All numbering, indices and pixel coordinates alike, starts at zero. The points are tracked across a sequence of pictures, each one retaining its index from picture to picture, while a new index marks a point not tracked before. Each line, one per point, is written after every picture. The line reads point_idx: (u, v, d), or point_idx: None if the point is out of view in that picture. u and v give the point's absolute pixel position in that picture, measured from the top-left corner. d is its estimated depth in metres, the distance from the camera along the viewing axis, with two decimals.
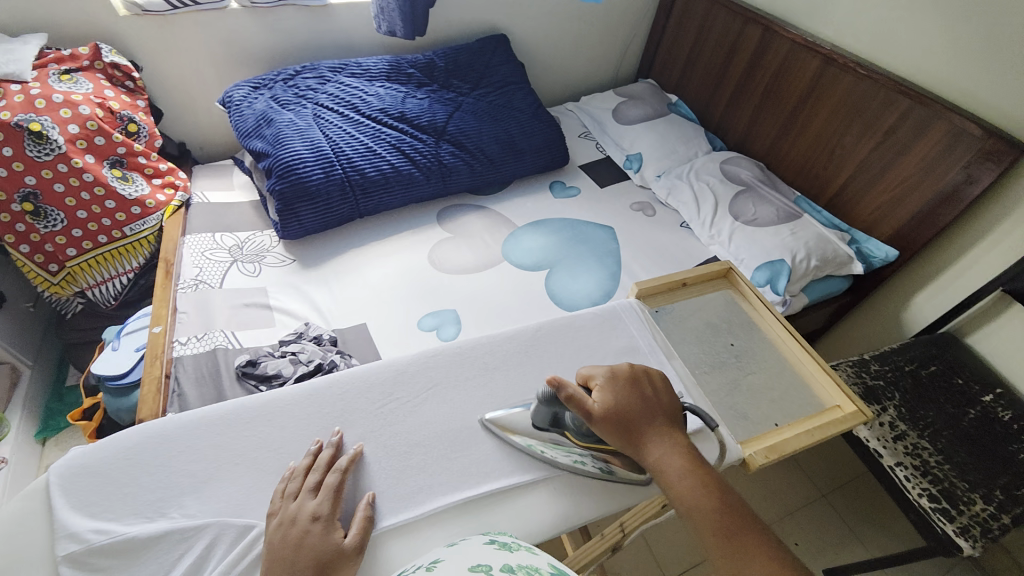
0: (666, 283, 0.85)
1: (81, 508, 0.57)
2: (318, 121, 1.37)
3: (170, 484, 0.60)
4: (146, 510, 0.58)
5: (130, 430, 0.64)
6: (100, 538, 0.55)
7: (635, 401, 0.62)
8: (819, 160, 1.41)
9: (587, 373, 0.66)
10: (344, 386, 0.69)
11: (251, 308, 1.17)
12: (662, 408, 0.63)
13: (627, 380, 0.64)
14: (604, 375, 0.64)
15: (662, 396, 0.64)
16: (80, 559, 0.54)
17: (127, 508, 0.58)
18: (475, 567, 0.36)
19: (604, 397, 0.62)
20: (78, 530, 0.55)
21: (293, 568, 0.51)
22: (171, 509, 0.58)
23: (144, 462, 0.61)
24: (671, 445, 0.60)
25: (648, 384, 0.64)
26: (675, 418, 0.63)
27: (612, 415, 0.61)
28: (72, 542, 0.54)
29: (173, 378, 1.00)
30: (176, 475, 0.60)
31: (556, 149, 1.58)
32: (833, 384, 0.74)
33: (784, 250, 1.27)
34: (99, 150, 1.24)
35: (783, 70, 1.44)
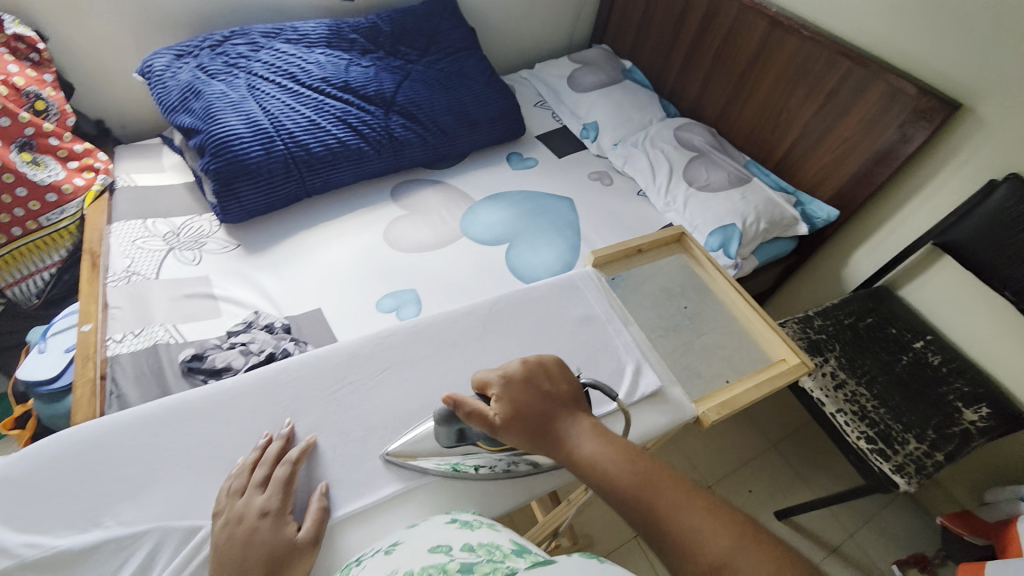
0: (621, 251, 0.85)
1: (15, 521, 0.53)
2: (253, 92, 1.27)
3: (109, 488, 0.56)
4: (78, 521, 0.54)
5: (55, 437, 0.59)
6: (32, 553, 0.51)
7: (536, 399, 0.59)
8: (767, 124, 1.44)
9: (482, 379, 0.61)
10: (296, 373, 0.66)
11: (193, 298, 1.09)
12: (564, 398, 0.60)
13: (523, 378, 0.60)
14: (498, 381, 0.60)
15: (561, 386, 0.61)
16: None
17: (59, 519, 0.54)
18: (435, 548, 0.36)
19: (503, 406, 0.58)
20: (11, 547, 0.52)
21: (240, 567, 0.49)
22: (106, 518, 0.54)
23: (78, 469, 0.57)
24: (581, 433, 0.57)
25: (545, 376, 0.61)
26: (578, 403, 0.61)
27: (515, 420, 0.57)
28: (2, 559, 0.51)
29: (109, 378, 0.93)
30: (115, 479, 0.56)
31: (511, 119, 1.53)
32: (780, 340, 0.78)
33: (734, 214, 1.30)
34: (3, 132, 1.11)
35: (732, 33, 1.45)
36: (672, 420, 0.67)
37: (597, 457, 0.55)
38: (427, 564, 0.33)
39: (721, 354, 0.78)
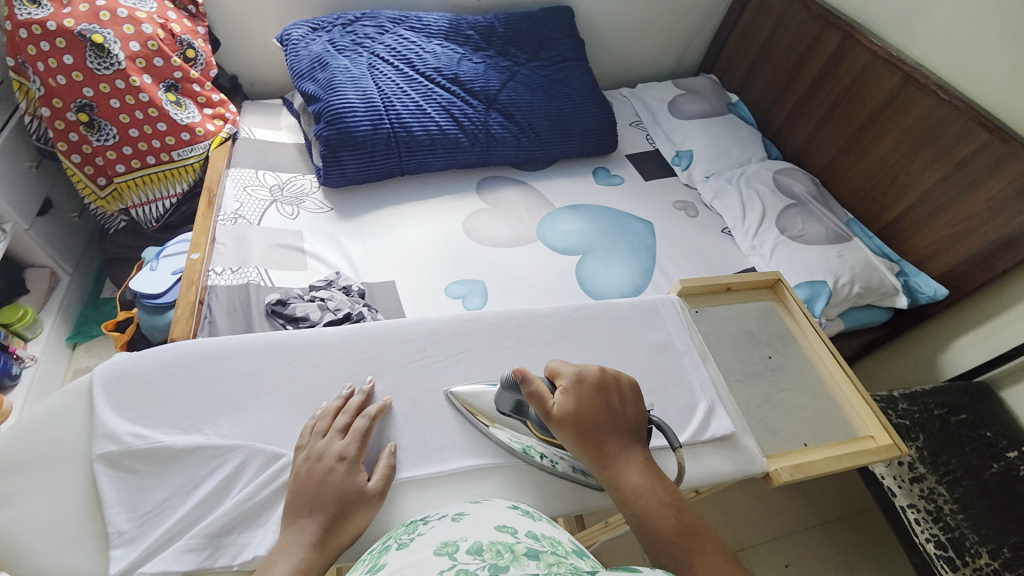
0: (711, 286, 0.83)
1: (120, 411, 0.60)
2: (372, 71, 1.35)
3: (206, 402, 0.62)
4: (180, 424, 0.60)
5: (166, 347, 0.66)
6: (135, 443, 0.58)
7: (599, 410, 0.59)
8: (880, 184, 1.34)
9: (557, 369, 0.63)
10: (378, 337, 0.70)
11: (286, 249, 1.18)
12: (627, 419, 0.60)
13: (594, 386, 0.61)
14: (571, 377, 0.62)
15: (628, 410, 0.61)
16: (114, 459, 0.57)
17: (162, 419, 0.61)
18: (501, 527, 0.35)
19: (565, 400, 0.60)
20: (115, 432, 0.58)
21: (314, 503, 0.54)
22: (205, 426, 0.61)
23: (183, 379, 0.63)
24: (630, 453, 0.58)
25: (617, 394, 0.61)
26: (638, 431, 0.60)
27: (572, 420, 0.59)
28: (109, 442, 0.57)
29: (206, 305, 1.03)
30: (211, 395, 0.63)
31: (606, 134, 1.53)
32: (870, 417, 0.73)
33: (826, 272, 1.23)
34: (156, 71, 1.25)
35: (857, 83, 1.36)
36: (739, 469, 0.66)
37: (634, 481, 0.56)
38: (497, 540, 0.33)
39: (798, 413, 0.74)
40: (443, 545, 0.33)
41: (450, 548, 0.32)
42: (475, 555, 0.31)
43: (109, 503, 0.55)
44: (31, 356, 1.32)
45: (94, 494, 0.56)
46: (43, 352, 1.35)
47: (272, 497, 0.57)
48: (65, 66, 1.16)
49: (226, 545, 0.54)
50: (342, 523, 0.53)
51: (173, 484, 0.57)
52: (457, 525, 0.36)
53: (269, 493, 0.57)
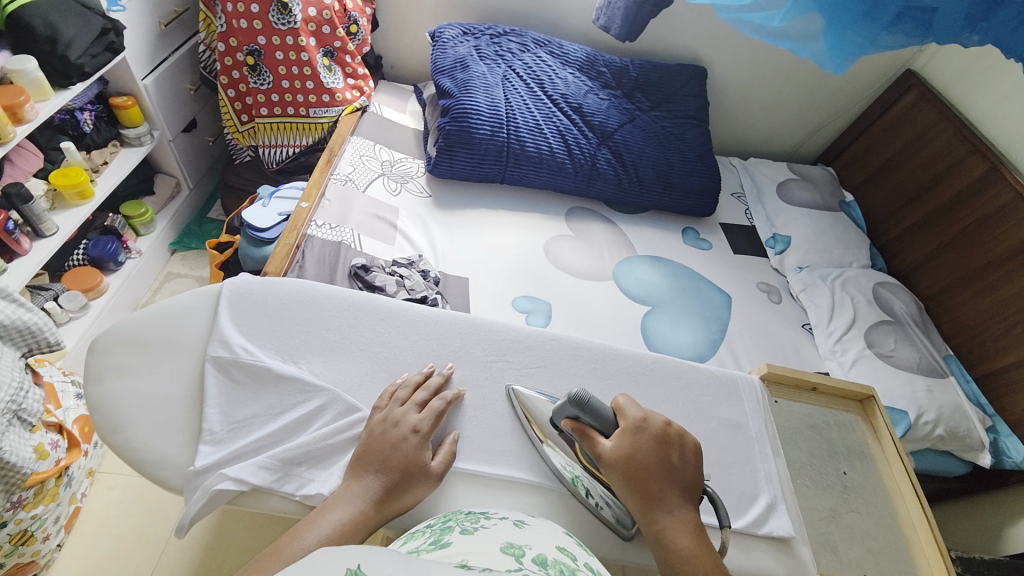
0: (794, 380, 0.80)
1: (237, 326, 0.69)
2: (505, 83, 1.43)
3: (306, 340, 0.69)
4: (282, 352, 0.68)
5: (287, 280, 0.74)
6: (242, 356, 0.66)
7: (655, 460, 0.61)
8: (992, 329, 1.23)
9: (621, 407, 0.65)
10: (465, 328, 0.75)
11: (381, 221, 1.26)
12: (676, 476, 0.61)
13: (656, 435, 0.63)
14: (634, 422, 0.63)
15: (687, 468, 0.63)
16: (223, 364, 0.65)
17: (268, 343, 0.68)
18: (562, 548, 0.45)
19: (619, 444, 0.62)
20: (231, 341, 0.66)
21: (383, 463, 0.59)
22: (300, 360, 0.68)
23: (292, 314, 0.71)
24: (680, 509, 0.60)
25: (679, 451, 0.63)
26: (694, 492, 0.62)
27: (621, 463, 0.61)
28: (222, 349, 0.66)
29: (300, 251, 1.11)
30: (313, 335, 0.70)
31: (707, 198, 1.51)
32: (939, 565, 0.68)
33: (909, 402, 1.14)
34: (322, 37, 1.40)
35: (993, 218, 1.26)
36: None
37: (683, 534, 0.58)
38: (560, 560, 0.43)
39: (851, 537, 0.70)
40: (510, 545, 0.43)
41: (515, 551, 0.42)
42: (540, 566, 0.40)
43: (209, 402, 0.63)
44: (137, 250, 1.47)
45: (200, 389, 0.65)
46: (148, 248, 1.50)
47: (341, 445, 0.63)
48: (249, 14, 1.31)
49: (293, 475, 0.60)
50: (401, 492, 0.58)
51: (264, 404, 0.64)
52: (518, 531, 0.47)
53: (341, 440, 0.63)
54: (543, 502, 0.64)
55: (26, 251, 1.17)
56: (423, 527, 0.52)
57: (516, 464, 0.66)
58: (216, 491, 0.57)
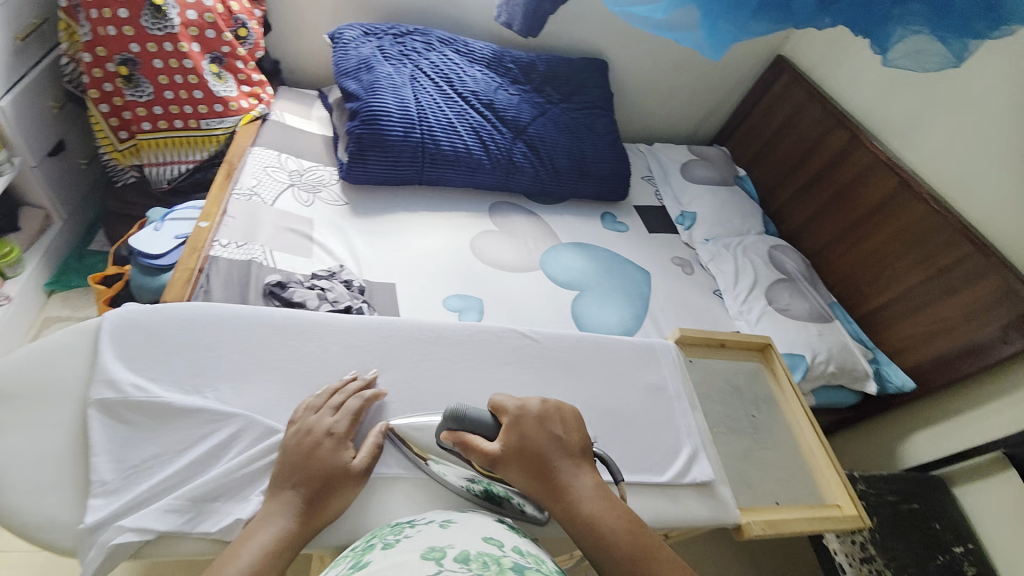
0: (706, 339, 0.87)
1: (124, 360, 0.63)
2: (413, 83, 1.42)
3: (214, 366, 0.65)
4: (183, 383, 0.63)
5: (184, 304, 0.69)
6: (136, 393, 0.60)
7: (544, 440, 0.61)
8: (866, 275, 1.42)
9: (499, 404, 0.64)
10: (391, 329, 0.74)
11: (294, 234, 1.19)
12: (569, 446, 0.63)
13: (538, 416, 0.63)
14: (512, 414, 0.62)
15: (572, 436, 0.64)
16: (109, 406, 0.59)
17: (166, 372, 0.64)
18: (489, 539, 0.49)
19: (510, 436, 0.60)
20: (117, 380, 0.61)
21: (302, 473, 0.57)
22: (206, 389, 0.64)
23: (194, 341, 0.66)
24: (583, 479, 0.61)
25: (557, 421, 0.64)
26: (586, 457, 0.64)
27: (515, 455, 0.59)
28: (108, 389, 0.60)
29: (204, 274, 1.02)
30: (224, 361, 0.66)
31: (620, 183, 1.60)
32: (836, 482, 0.79)
33: (805, 348, 1.29)
34: (206, 42, 1.29)
35: (857, 180, 1.46)
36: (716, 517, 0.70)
37: (593, 505, 0.59)
38: (484, 552, 0.45)
39: (765, 471, 0.78)
40: (431, 550, 0.44)
41: (436, 554, 0.43)
42: (462, 563, 0.42)
43: (98, 450, 0.57)
44: (4, 295, 1.27)
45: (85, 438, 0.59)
46: (18, 292, 1.30)
47: (259, 471, 0.60)
48: (118, 20, 1.18)
49: (207, 511, 0.57)
50: (327, 498, 0.57)
51: (165, 442, 0.60)
52: (443, 535, 0.49)
53: (259, 466, 0.60)
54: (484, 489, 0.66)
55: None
56: (350, 550, 0.51)
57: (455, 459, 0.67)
58: (115, 544, 0.52)
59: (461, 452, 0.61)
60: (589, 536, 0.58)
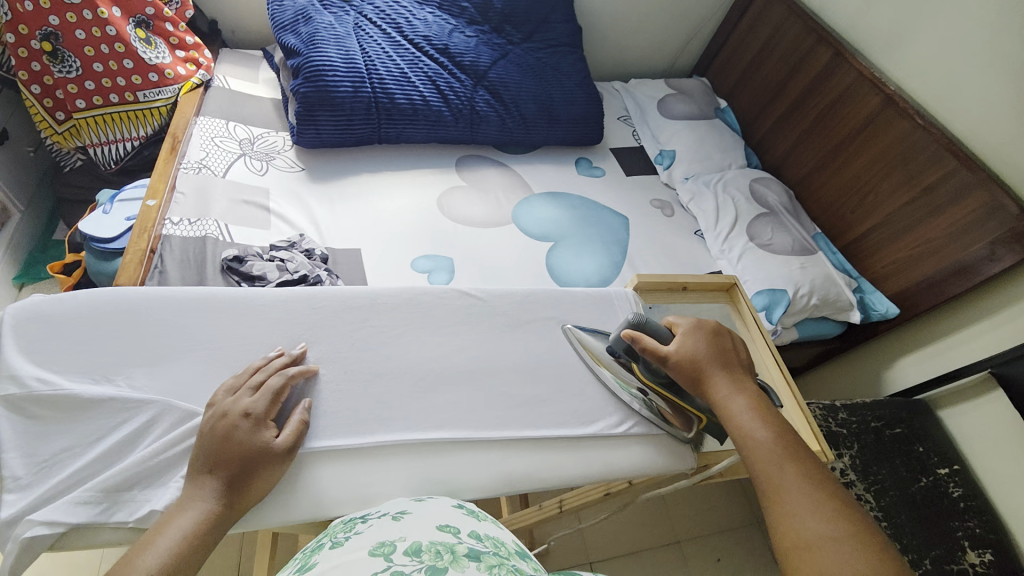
0: (666, 283, 0.85)
1: (29, 354, 0.61)
2: (358, 32, 1.31)
3: (131, 353, 0.63)
4: (92, 372, 0.61)
5: (98, 292, 0.66)
6: (41, 387, 0.58)
7: (715, 349, 0.69)
8: (851, 201, 1.37)
9: (674, 321, 0.73)
10: (319, 300, 0.72)
11: (249, 205, 1.14)
12: (731, 360, 0.69)
13: (709, 332, 0.71)
14: (690, 324, 0.71)
15: (741, 351, 0.71)
16: (16, 402, 0.58)
17: (73, 365, 0.61)
18: (446, 527, 0.50)
19: (682, 344, 0.69)
20: (22, 375, 0.59)
21: (218, 454, 0.56)
22: (117, 377, 0.62)
23: (105, 327, 0.64)
24: (738, 383, 0.67)
25: (730, 338, 0.72)
26: (749, 372, 0.70)
27: (686, 359, 0.68)
28: (12, 384, 0.58)
29: (157, 254, 0.98)
30: (150, 345, 0.64)
31: (593, 126, 1.51)
32: (802, 423, 0.75)
33: (787, 282, 1.26)
34: (126, 5, 1.19)
35: (840, 101, 1.37)
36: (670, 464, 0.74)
37: (745, 403, 0.65)
38: (437, 541, 0.46)
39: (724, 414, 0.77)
40: (381, 545, 0.45)
41: (385, 550, 0.44)
42: (412, 556, 0.43)
43: (10, 447, 0.56)
44: None
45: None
46: None
47: (175, 458, 0.58)
48: None
49: (122, 500, 0.56)
50: (249, 477, 0.56)
51: (75, 435, 0.58)
52: (396, 527, 0.50)
53: (175, 453, 0.58)
54: (432, 449, 0.66)
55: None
56: (305, 547, 0.51)
57: (394, 428, 0.66)
58: (26, 539, 0.53)
59: (631, 351, 0.71)
60: (736, 427, 0.63)
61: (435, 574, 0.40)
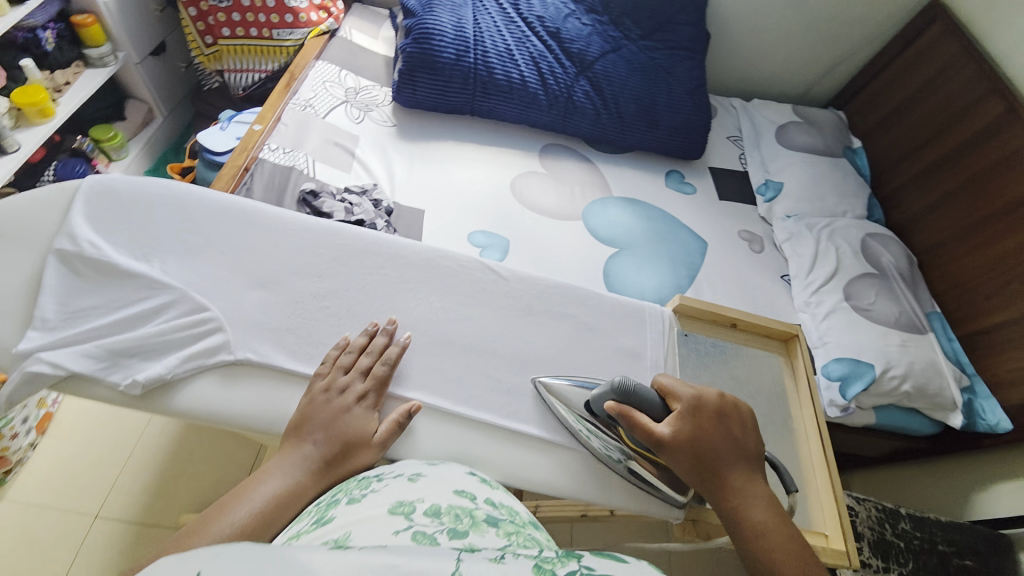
0: (712, 314, 0.73)
1: (92, 219, 0.57)
2: (476, 4, 1.34)
3: (171, 238, 0.58)
4: (136, 250, 0.57)
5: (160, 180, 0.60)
6: (92, 250, 0.55)
7: (721, 436, 0.57)
8: (987, 285, 1.13)
9: (669, 387, 0.60)
10: (347, 239, 0.64)
11: (339, 148, 1.21)
12: (744, 449, 0.58)
13: (716, 411, 0.58)
14: (689, 402, 0.58)
15: (750, 440, 0.59)
16: (70, 258, 0.55)
17: (125, 238, 0.57)
18: (461, 492, 0.46)
19: (681, 423, 0.57)
20: (78, 235, 0.55)
21: (324, 431, 0.52)
22: (155, 259, 0.57)
23: (158, 211, 0.59)
24: (751, 482, 0.56)
25: (739, 421, 0.59)
26: (760, 465, 0.58)
27: (685, 445, 0.56)
28: (68, 241, 0.55)
29: (249, 173, 1.07)
30: (185, 235, 0.59)
31: (694, 138, 1.40)
32: (831, 509, 0.62)
33: (877, 355, 1.07)
34: None
35: (1003, 165, 1.13)
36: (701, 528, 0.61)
37: (759, 509, 0.55)
38: (456, 505, 0.42)
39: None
40: (399, 504, 0.42)
41: (405, 509, 0.41)
42: (432, 518, 0.40)
43: (47, 291, 0.53)
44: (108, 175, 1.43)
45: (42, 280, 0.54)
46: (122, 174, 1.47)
47: (180, 342, 0.54)
48: None
49: (123, 365, 0.52)
50: (343, 460, 0.52)
51: (105, 296, 0.54)
52: (414, 485, 0.46)
53: (180, 337, 0.53)
54: None
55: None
56: (317, 505, 0.48)
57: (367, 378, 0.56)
58: (31, 373, 0.49)
59: (618, 420, 0.57)
60: (748, 540, 0.54)
61: (457, 538, 0.37)
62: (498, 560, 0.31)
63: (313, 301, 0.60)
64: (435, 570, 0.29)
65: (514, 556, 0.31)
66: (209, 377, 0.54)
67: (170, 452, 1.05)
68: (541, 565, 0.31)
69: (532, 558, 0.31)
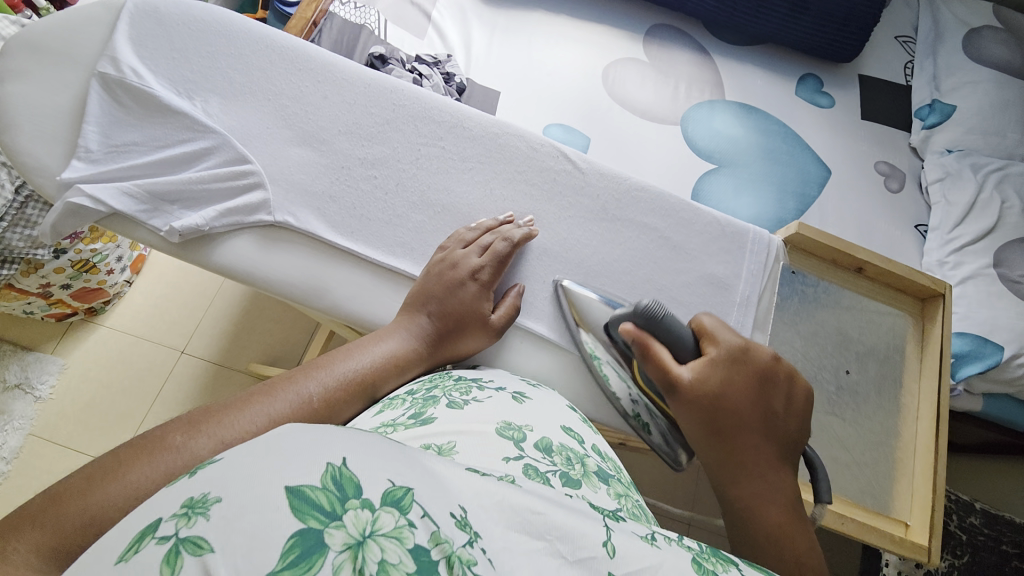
0: (835, 253, 0.59)
1: (136, 44, 0.51)
2: None
3: (212, 75, 0.52)
4: (178, 84, 0.51)
5: (209, 6, 0.53)
6: (133, 79, 0.49)
7: (755, 405, 0.46)
8: None
9: (709, 331, 0.49)
10: (401, 100, 0.54)
11: (414, 8, 1.04)
12: (779, 428, 0.46)
13: (758, 374, 0.47)
14: (729, 352, 0.47)
15: (791, 422, 0.47)
16: (111, 85, 0.49)
17: (168, 70, 0.51)
18: (568, 430, 0.37)
19: (708, 369, 0.46)
20: (121, 59, 0.50)
21: (438, 306, 0.48)
22: (196, 97, 0.51)
23: (200, 44, 0.52)
24: (774, 467, 0.45)
25: (784, 396, 0.47)
26: (793, 449, 0.47)
27: (706, 393, 0.45)
28: (111, 66, 0.49)
29: (317, 30, 0.94)
30: (224, 73, 0.52)
31: (854, 31, 1.04)
32: (924, 500, 0.53)
33: (1015, 337, 0.84)
34: None
35: None
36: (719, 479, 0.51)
37: (773, 496, 0.44)
38: (567, 445, 0.34)
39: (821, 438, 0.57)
40: (507, 426, 0.34)
41: (514, 435, 0.33)
42: (544, 453, 0.32)
43: (88, 117, 0.48)
44: None
45: (81, 105, 0.49)
46: None
47: (220, 194, 0.49)
48: None
49: (164, 211, 0.48)
50: (452, 339, 0.48)
51: (147, 133, 0.49)
52: (517, 407, 0.38)
53: (220, 189, 0.49)
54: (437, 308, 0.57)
55: (74, 1, 1.00)
56: (405, 394, 0.41)
57: (418, 262, 0.51)
58: (73, 205, 0.46)
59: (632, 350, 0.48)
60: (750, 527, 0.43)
61: (571, 487, 0.30)
62: (651, 541, 0.25)
63: (360, 169, 0.52)
64: (587, 534, 0.23)
65: (666, 539, 0.26)
66: (247, 237, 0.49)
67: (243, 309, 1.13)
68: (701, 561, 0.25)
69: (687, 547, 0.26)
